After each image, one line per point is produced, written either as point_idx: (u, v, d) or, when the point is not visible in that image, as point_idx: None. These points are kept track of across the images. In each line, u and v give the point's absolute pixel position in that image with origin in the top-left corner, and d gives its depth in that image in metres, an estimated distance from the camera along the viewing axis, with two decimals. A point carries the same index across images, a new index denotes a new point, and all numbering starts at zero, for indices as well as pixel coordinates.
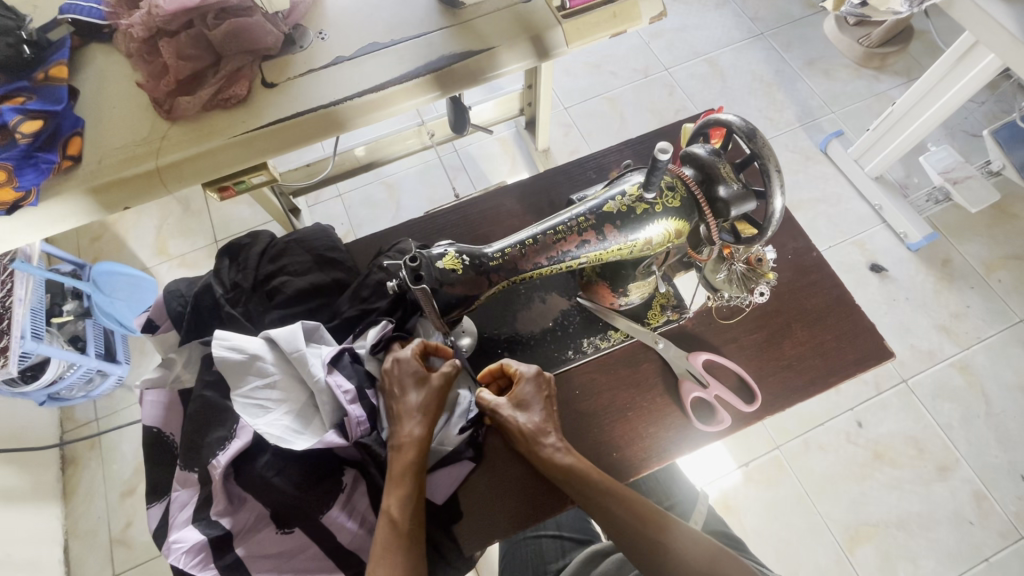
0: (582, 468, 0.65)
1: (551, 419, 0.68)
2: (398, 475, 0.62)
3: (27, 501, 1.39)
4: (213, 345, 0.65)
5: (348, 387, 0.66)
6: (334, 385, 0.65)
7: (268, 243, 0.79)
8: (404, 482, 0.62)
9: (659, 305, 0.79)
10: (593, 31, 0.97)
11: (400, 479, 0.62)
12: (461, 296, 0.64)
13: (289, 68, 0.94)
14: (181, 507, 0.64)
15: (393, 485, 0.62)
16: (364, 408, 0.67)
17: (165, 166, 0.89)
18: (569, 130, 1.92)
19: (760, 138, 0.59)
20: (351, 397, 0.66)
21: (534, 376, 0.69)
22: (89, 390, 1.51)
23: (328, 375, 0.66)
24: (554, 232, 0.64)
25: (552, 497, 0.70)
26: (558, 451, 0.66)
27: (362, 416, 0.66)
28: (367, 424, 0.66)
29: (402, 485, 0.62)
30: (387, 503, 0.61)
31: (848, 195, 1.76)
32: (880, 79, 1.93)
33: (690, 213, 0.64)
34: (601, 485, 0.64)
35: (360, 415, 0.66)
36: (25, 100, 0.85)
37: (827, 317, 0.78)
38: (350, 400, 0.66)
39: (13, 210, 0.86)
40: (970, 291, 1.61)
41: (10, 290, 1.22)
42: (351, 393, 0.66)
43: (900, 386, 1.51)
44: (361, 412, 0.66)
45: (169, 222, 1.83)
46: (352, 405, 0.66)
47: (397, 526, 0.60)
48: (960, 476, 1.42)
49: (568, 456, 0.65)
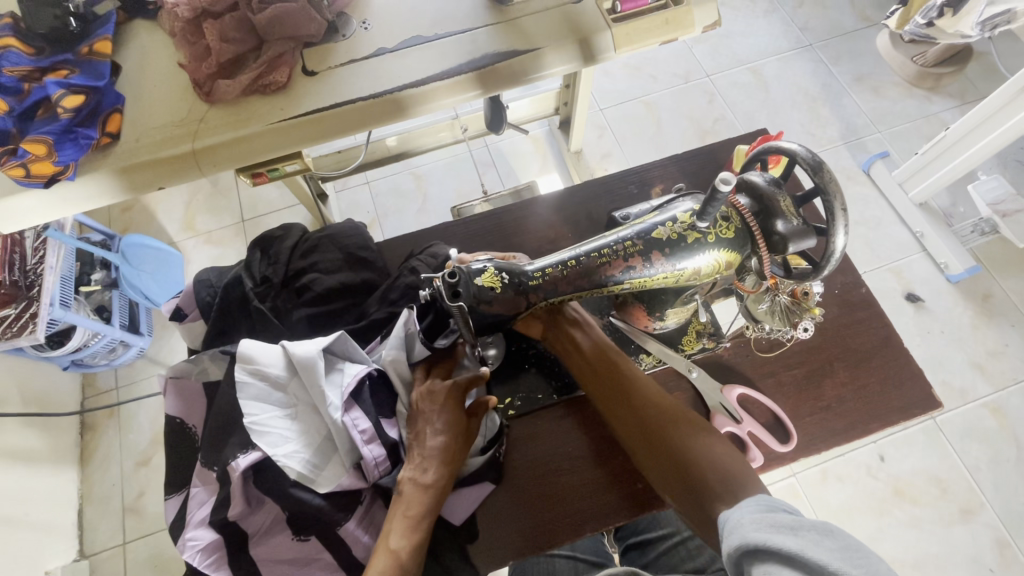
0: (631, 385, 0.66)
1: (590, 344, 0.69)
2: (416, 515, 0.60)
3: (47, 462, 1.43)
4: (236, 370, 0.64)
5: (365, 427, 0.63)
6: (350, 426, 0.62)
7: (299, 238, 0.78)
8: (417, 526, 0.60)
9: (695, 332, 0.75)
10: (643, 37, 0.94)
11: (416, 520, 0.60)
12: (497, 314, 0.61)
13: (330, 57, 0.92)
14: (199, 505, 0.63)
15: (407, 525, 0.60)
16: (383, 447, 0.63)
17: (202, 149, 0.88)
18: (603, 132, 1.88)
19: (827, 173, 0.55)
20: (367, 437, 0.63)
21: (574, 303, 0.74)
22: (112, 358, 1.54)
23: (345, 414, 0.63)
24: (598, 254, 0.62)
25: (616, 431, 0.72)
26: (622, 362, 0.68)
27: (380, 457, 0.63)
28: (386, 464, 0.64)
29: (415, 529, 0.60)
30: (395, 540, 0.59)
31: (889, 219, 1.70)
32: (932, 100, 1.85)
33: (742, 245, 0.61)
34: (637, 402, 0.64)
35: (378, 457, 0.63)
36: (68, 73, 0.85)
37: (873, 358, 0.74)
38: (366, 440, 0.63)
39: (51, 183, 0.85)
40: (1010, 330, 1.54)
41: (42, 258, 1.24)
42: (368, 433, 0.63)
43: (927, 423, 1.46)
44: (378, 453, 0.63)
45: (198, 198, 1.84)
46: (368, 446, 0.63)
47: (398, 566, 0.58)
48: (982, 521, 1.37)
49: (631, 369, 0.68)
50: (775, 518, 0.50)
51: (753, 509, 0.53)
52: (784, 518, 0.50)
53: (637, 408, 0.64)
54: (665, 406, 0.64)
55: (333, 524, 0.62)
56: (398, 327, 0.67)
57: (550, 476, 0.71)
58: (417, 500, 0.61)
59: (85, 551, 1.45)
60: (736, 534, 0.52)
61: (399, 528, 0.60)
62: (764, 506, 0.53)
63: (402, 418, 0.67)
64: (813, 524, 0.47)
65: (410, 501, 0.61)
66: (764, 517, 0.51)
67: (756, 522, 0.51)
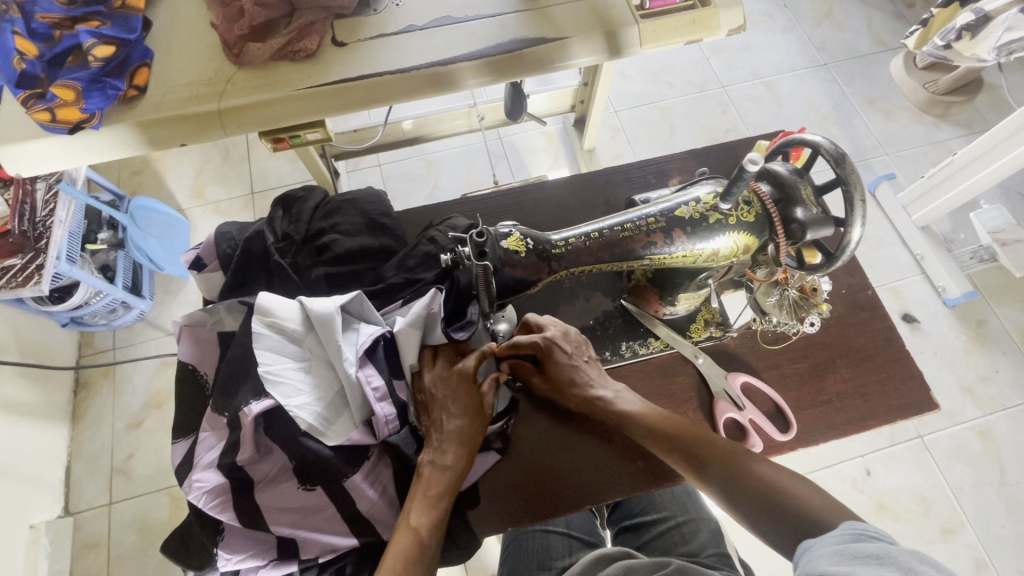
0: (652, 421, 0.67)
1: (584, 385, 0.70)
2: (436, 494, 0.62)
3: (39, 416, 1.42)
4: (253, 321, 0.65)
5: (378, 384, 0.64)
6: (364, 382, 0.63)
7: (322, 200, 0.79)
8: (437, 505, 0.62)
9: (703, 320, 0.77)
10: (669, 35, 0.95)
11: (435, 499, 0.62)
12: (520, 278, 0.63)
13: (360, 29, 0.94)
14: (207, 449, 0.64)
15: (427, 503, 0.62)
16: (394, 406, 0.64)
17: (227, 109, 0.89)
18: (615, 134, 1.90)
19: (849, 165, 0.57)
20: (380, 394, 0.64)
21: (562, 328, 0.73)
22: (112, 318, 1.54)
23: (359, 369, 0.63)
24: (621, 228, 0.63)
25: None
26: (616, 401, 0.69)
27: (390, 415, 0.64)
28: (396, 423, 0.64)
29: (435, 506, 0.62)
30: (415, 518, 0.61)
31: (891, 240, 1.72)
32: (940, 127, 1.88)
33: (761, 230, 0.62)
34: (662, 436, 0.66)
35: (388, 415, 0.64)
36: (99, 25, 0.86)
37: (875, 358, 0.76)
38: (378, 398, 0.63)
39: (76, 130, 0.86)
40: (1001, 356, 1.57)
41: (52, 211, 1.22)
42: (380, 390, 0.64)
43: (915, 441, 1.48)
44: (389, 411, 0.64)
45: (209, 167, 1.85)
46: (380, 403, 0.63)
47: (418, 543, 0.59)
48: (963, 541, 1.38)
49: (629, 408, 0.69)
50: (859, 548, 0.51)
51: (835, 541, 0.54)
52: (868, 551, 0.50)
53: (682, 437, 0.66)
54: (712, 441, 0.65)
55: (340, 476, 0.63)
56: (419, 306, 0.67)
57: (552, 454, 0.72)
58: (437, 480, 0.63)
59: (71, 508, 1.44)
60: (815, 561, 0.53)
61: (419, 506, 0.61)
62: (849, 535, 0.54)
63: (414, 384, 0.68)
64: (895, 555, 0.48)
65: (430, 481, 0.63)
66: (848, 548, 0.52)
67: (837, 554, 0.52)
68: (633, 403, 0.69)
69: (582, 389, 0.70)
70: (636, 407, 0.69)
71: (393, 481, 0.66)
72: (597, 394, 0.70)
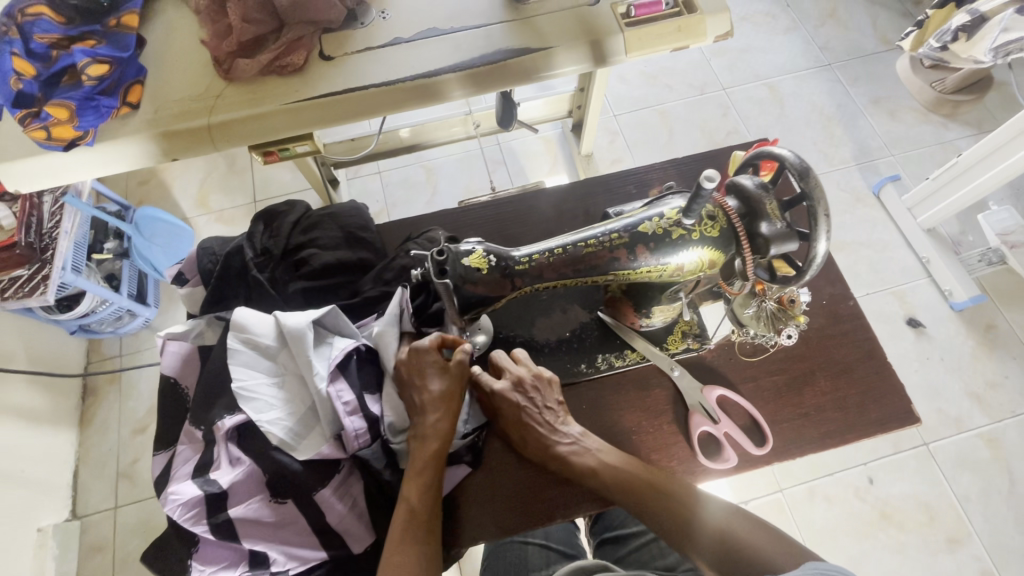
0: (602, 470, 0.67)
1: (538, 438, 0.68)
2: (421, 463, 0.64)
3: (47, 422, 1.46)
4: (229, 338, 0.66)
5: (349, 399, 0.65)
6: (334, 397, 0.64)
7: (303, 214, 0.81)
8: (428, 470, 0.64)
9: (680, 332, 0.77)
10: (655, 43, 0.95)
11: (422, 468, 0.64)
12: (482, 295, 0.63)
13: (347, 43, 0.95)
14: (184, 462, 0.66)
15: (417, 472, 0.64)
16: (364, 420, 0.65)
17: (217, 124, 0.90)
18: (614, 138, 1.90)
19: (813, 179, 0.56)
20: (350, 409, 0.65)
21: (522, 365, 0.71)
22: (118, 326, 1.58)
23: (329, 385, 0.64)
24: (584, 244, 0.63)
25: (595, 423, 0.74)
26: (570, 452, 0.68)
27: (360, 429, 0.65)
28: (366, 437, 0.65)
29: (426, 470, 0.64)
30: (407, 491, 0.64)
31: (896, 243, 1.69)
32: (947, 127, 1.84)
33: (726, 245, 0.62)
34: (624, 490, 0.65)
35: (358, 429, 0.65)
36: (95, 44, 0.88)
37: (855, 370, 0.74)
38: (348, 412, 0.64)
39: (71, 147, 0.88)
40: (1010, 362, 1.53)
41: (58, 222, 1.26)
42: (351, 405, 0.65)
43: (919, 449, 1.45)
44: (359, 425, 0.65)
45: (213, 176, 1.88)
46: (350, 417, 0.64)
47: (413, 515, 0.62)
48: (969, 552, 1.35)
49: (581, 459, 0.67)
50: None
51: None
52: None
53: (642, 482, 0.65)
54: (663, 482, 0.65)
55: (310, 489, 0.64)
56: (393, 305, 0.70)
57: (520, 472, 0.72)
58: (424, 447, 0.65)
59: (78, 512, 1.47)
60: None
61: (411, 479, 0.64)
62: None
63: (386, 397, 0.69)
64: None
65: (417, 450, 0.65)
66: None
67: None
68: (586, 454, 0.68)
69: (542, 439, 0.68)
70: (590, 456, 0.67)
71: (363, 494, 0.67)
72: (555, 442, 0.68)
